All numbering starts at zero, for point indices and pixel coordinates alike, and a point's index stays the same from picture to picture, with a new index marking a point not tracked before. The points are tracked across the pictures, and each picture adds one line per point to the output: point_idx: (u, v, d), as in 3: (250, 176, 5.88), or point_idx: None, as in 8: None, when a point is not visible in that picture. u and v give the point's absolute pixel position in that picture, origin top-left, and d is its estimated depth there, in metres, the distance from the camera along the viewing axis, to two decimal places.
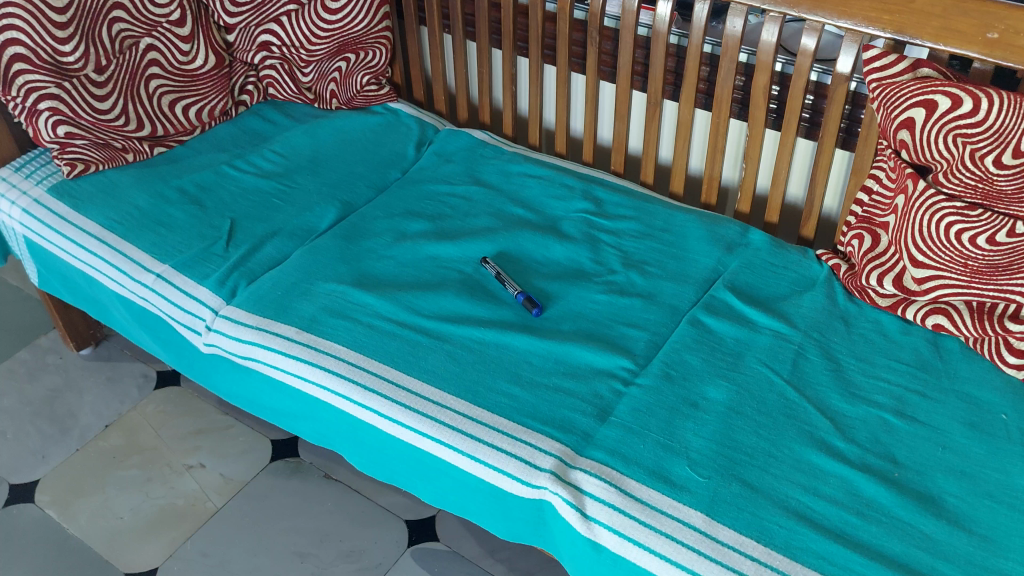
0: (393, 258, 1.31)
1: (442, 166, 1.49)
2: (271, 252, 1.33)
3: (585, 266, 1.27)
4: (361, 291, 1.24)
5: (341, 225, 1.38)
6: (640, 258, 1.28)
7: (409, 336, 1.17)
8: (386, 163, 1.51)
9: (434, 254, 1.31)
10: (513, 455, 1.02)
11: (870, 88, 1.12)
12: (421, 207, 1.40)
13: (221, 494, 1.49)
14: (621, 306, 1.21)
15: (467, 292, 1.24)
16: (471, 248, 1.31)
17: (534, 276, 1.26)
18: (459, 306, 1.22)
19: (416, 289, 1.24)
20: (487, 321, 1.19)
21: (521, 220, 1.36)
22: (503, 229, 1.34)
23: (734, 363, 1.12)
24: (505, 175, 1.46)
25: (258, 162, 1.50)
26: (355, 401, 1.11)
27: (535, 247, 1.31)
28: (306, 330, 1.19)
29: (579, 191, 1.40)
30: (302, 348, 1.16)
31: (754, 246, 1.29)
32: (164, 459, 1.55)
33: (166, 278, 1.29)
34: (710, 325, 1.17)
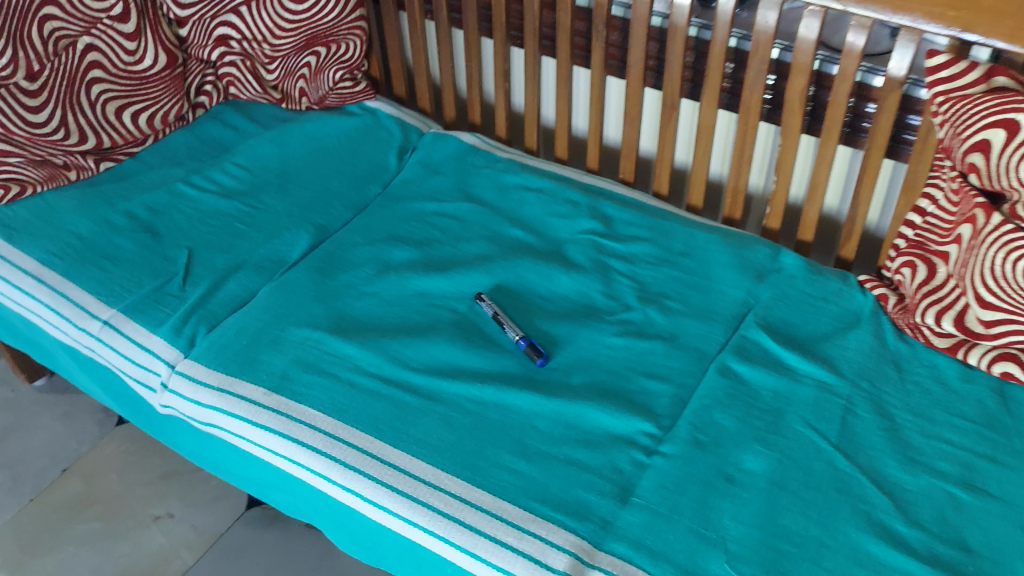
0: (376, 295, 1.14)
1: (429, 178, 1.31)
2: (235, 289, 1.17)
3: (597, 303, 1.11)
4: (339, 338, 1.08)
5: (315, 255, 1.21)
6: (658, 291, 1.12)
7: (395, 396, 1.02)
8: (365, 177, 1.33)
9: (422, 290, 1.14)
10: (519, 552, 0.86)
11: (935, 101, 0.95)
12: (405, 232, 1.23)
13: (191, 551, 1.37)
14: (638, 351, 1.05)
15: (462, 337, 1.07)
16: (465, 281, 1.14)
17: (538, 316, 1.10)
18: (452, 355, 1.05)
19: (403, 335, 1.08)
20: (485, 374, 1.03)
21: (520, 246, 1.19)
22: (499, 258, 1.17)
23: (774, 425, 0.96)
24: (500, 189, 1.28)
25: (218, 178, 1.33)
26: (333, 481, 0.95)
27: (537, 277, 1.14)
28: (274, 391, 1.03)
29: (586, 208, 1.23)
30: (270, 415, 1.01)
31: (788, 271, 1.12)
32: (127, 508, 1.43)
33: (115, 326, 1.13)
34: (742, 373, 1.02)
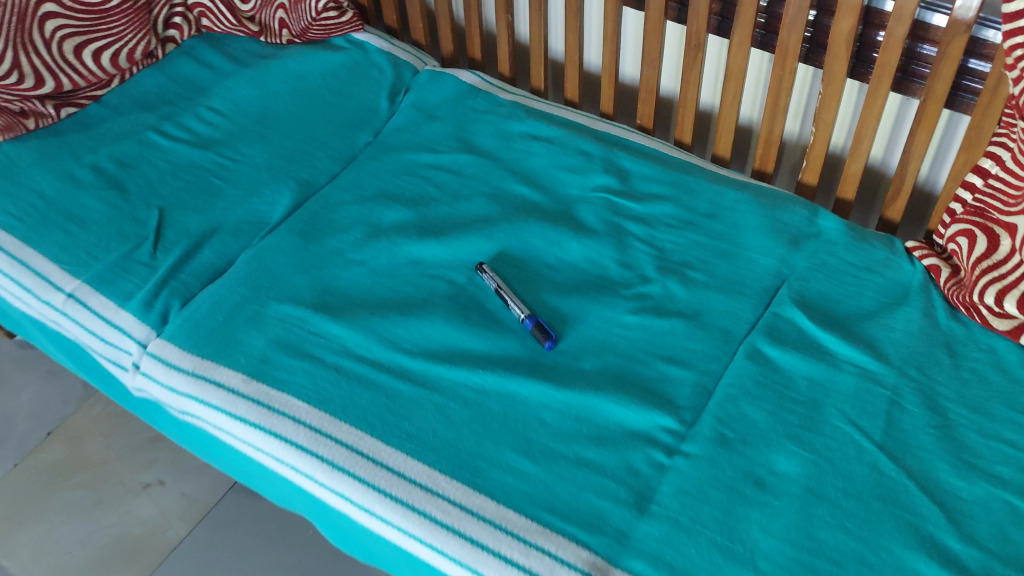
0: (365, 265, 1.03)
1: (424, 124, 1.18)
2: (209, 256, 1.05)
3: (611, 274, 1.00)
4: (324, 316, 0.97)
5: (297, 216, 1.09)
6: (680, 260, 1.00)
7: (386, 385, 0.92)
8: (351, 123, 1.20)
9: (415, 257, 1.03)
10: (525, 570, 0.77)
11: (1010, 53, 0.81)
12: (398, 190, 1.11)
13: (184, 521, 1.29)
14: (655, 331, 0.94)
15: (459, 314, 0.97)
16: (465, 248, 1.03)
17: (544, 290, 0.98)
18: (449, 336, 0.95)
19: (394, 312, 0.97)
20: (485, 358, 0.93)
21: (525, 205, 1.07)
22: (501, 220, 1.05)
23: (810, 419, 0.86)
24: (504, 137, 1.15)
25: (191, 125, 1.20)
26: (321, 483, 0.86)
27: (545, 244, 1.03)
28: (254, 377, 0.93)
29: (598, 161, 1.10)
30: (249, 407, 0.91)
31: (826, 237, 1.01)
32: (115, 477, 1.34)
33: (80, 300, 1.02)
34: (774, 358, 0.91)
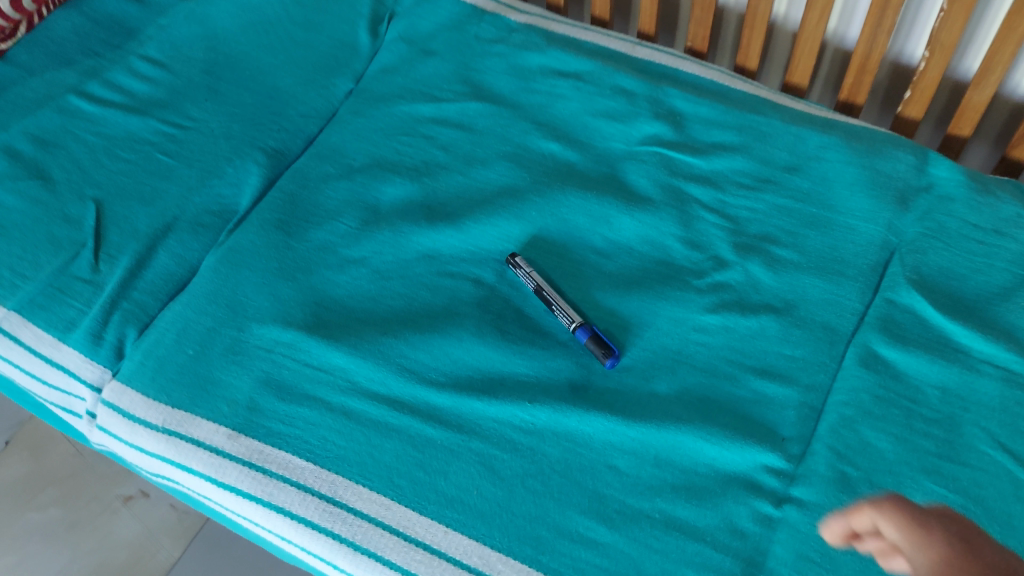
0: (367, 265, 0.82)
1: (420, 62, 0.95)
2: (165, 262, 0.84)
3: (677, 258, 0.80)
4: (321, 340, 0.78)
5: (270, 202, 0.86)
6: (760, 234, 0.80)
7: (411, 431, 0.74)
8: (326, 67, 0.96)
9: (428, 248, 0.82)
10: None
11: None
12: (395, 156, 0.88)
13: (175, 540, 1.13)
14: (741, 334, 0.75)
15: (494, 327, 0.78)
16: (490, 234, 0.82)
17: (596, 285, 0.79)
18: (483, 357, 0.76)
19: (411, 329, 0.78)
20: (532, 386, 0.75)
21: (560, 169, 0.86)
22: (531, 191, 0.84)
23: (948, 445, 0.69)
24: (521, 76, 0.93)
25: (123, 82, 0.95)
26: (343, 571, 0.70)
27: (591, 221, 0.82)
28: (241, 432, 0.75)
29: (644, 103, 0.89)
30: (240, 473, 0.73)
31: (941, 192, 0.81)
32: (90, 490, 1.17)
33: (8, 333, 0.81)
34: (893, 362, 0.73)
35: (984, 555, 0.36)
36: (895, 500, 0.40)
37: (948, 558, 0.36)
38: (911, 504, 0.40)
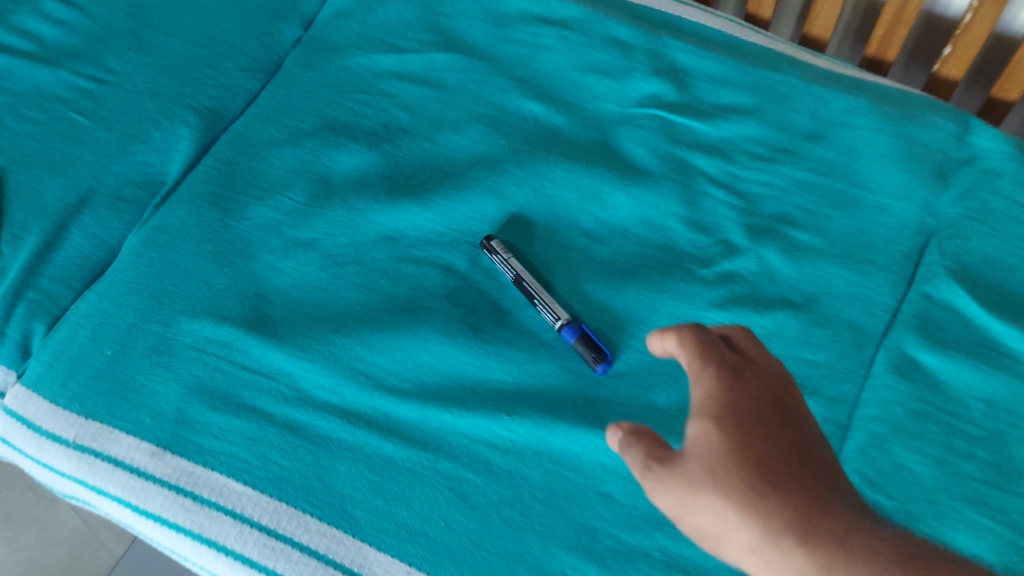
0: (316, 248, 0.70)
1: (381, 6, 0.83)
2: (79, 244, 0.71)
3: (679, 243, 0.68)
4: (262, 339, 0.66)
5: (202, 171, 0.73)
6: (776, 214, 0.69)
7: (368, 449, 0.63)
8: (269, 12, 0.84)
9: (388, 228, 0.70)
10: None
11: None
12: (351, 118, 0.76)
13: (118, 537, 1.02)
14: (755, 334, 0.64)
15: (465, 324, 0.66)
16: (462, 213, 0.70)
17: (585, 275, 0.67)
18: (454, 361, 0.65)
19: (368, 327, 0.66)
20: (510, 396, 0.64)
21: (543, 135, 0.74)
22: (510, 160, 0.72)
23: (997, 469, 0.58)
24: (497, 23, 0.81)
25: (33, 29, 0.83)
26: None
27: (579, 198, 0.70)
28: (166, 449, 0.63)
29: (642, 56, 0.76)
30: (165, 498, 0.62)
31: (986, 165, 0.70)
32: (25, 478, 1.06)
33: None
34: (931, 368, 0.63)
35: (761, 403, 0.40)
36: (694, 330, 0.44)
37: (734, 405, 0.40)
38: (707, 332, 0.44)
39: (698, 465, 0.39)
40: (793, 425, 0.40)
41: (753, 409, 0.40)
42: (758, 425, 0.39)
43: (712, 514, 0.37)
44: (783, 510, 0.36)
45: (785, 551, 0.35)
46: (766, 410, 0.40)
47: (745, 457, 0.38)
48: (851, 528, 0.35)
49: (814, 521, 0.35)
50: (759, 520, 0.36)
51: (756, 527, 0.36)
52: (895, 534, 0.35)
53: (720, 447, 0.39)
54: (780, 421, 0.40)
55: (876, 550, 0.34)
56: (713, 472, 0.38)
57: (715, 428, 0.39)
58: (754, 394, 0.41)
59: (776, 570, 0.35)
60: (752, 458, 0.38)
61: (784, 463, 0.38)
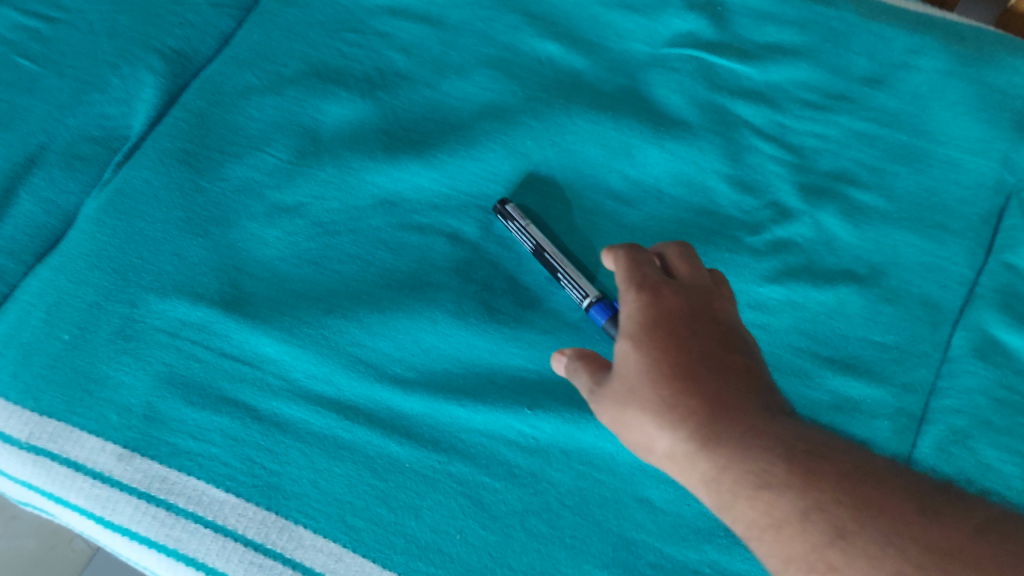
0: (303, 215, 0.60)
1: None
2: (29, 210, 0.61)
3: (723, 206, 0.59)
4: (244, 322, 0.57)
5: (171, 124, 0.63)
6: (834, 171, 0.60)
7: (369, 449, 0.55)
8: None
9: (386, 190, 0.61)
10: None
11: None
12: (341, 61, 0.65)
13: None
14: (812, 313, 0.56)
15: (479, 302, 0.58)
16: (471, 173, 0.61)
17: (617, 244, 0.58)
18: (467, 346, 0.57)
19: (367, 307, 0.58)
20: (532, 386, 0.56)
21: (562, 80, 0.64)
22: (525, 110, 0.63)
23: None
24: None
25: None
26: None
27: (607, 154, 0.61)
28: (135, 451, 0.55)
29: None
30: (135, 510, 0.54)
31: None
32: None
33: None
34: (1016, 351, 0.54)
35: (676, 321, 0.44)
36: (628, 249, 0.48)
37: (651, 324, 0.44)
38: (637, 252, 0.48)
39: (621, 386, 0.43)
40: (706, 331, 0.43)
41: (671, 319, 0.44)
42: (673, 333, 0.43)
43: (637, 429, 0.42)
44: (693, 421, 0.40)
45: (693, 455, 0.40)
46: (679, 315, 0.44)
47: (654, 361, 0.42)
48: (748, 426, 0.39)
49: (716, 426, 0.40)
50: (673, 431, 0.40)
51: (671, 437, 0.41)
52: (797, 436, 0.39)
53: (637, 360, 0.43)
54: (694, 331, 0.43)
55: (776, 454, 0.38)
56: (633, 392, 0.42)
57: (636, 338, 0.43)
58: (671, 310, 0.44)
59: (689, 472, 0.40)
60: (665, 376, 0.42)
61: (690, 368, 0.42)
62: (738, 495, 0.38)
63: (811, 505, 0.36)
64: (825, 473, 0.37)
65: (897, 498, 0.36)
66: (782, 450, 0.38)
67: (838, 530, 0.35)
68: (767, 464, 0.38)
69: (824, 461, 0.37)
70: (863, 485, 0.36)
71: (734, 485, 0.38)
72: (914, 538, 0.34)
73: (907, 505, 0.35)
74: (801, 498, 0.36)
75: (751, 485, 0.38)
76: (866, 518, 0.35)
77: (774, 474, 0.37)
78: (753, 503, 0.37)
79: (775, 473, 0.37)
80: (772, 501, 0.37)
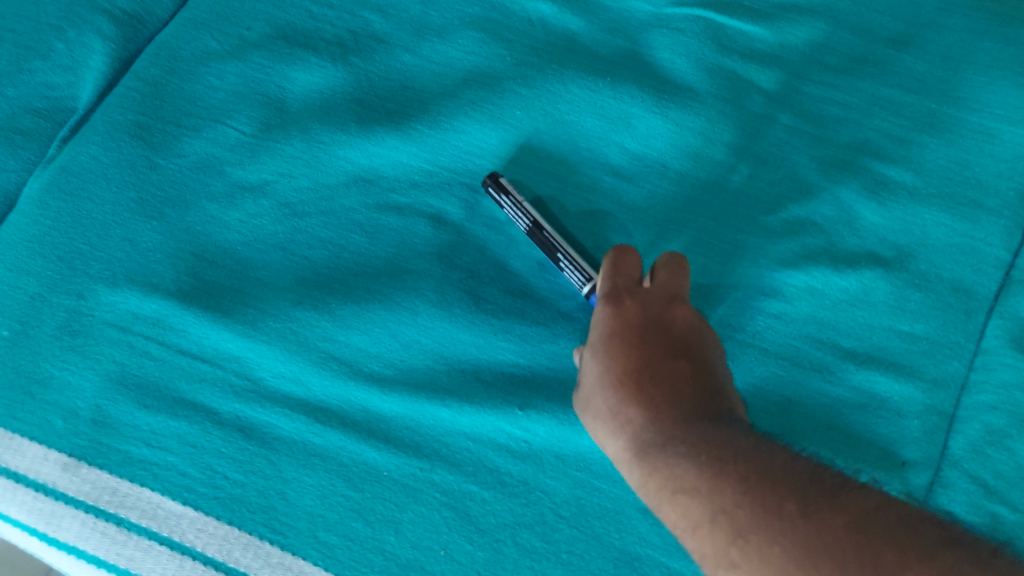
0: (268, 194, 0.54)
1: None
2: None
3: (734, 182, 0.53)
4: (203, 315, 0.51)
5: (119, 94, 0.56)
6: (856, 143, 0.54)
7: (343, 457, 0.50)
8: None
9: (360, 167, 0.55)
10: None
11: None
12: (309, 23, 0.58)
13: None
14: (834, 301, 0.51)
15: (464, 291, 0.52)
16: (455, 147, 0.55)
17: (615, 226, 0.53)
18: (451, 340, 0.51)
19: (340, 298, 0.52)
20: (524, 384, 0.51)
21: (556, 43, 0.58)
22: (514, 76, 0.56)
23: None
24: None
25: None
26: None
27: (605, 125, 0.55)
28: (84, 459, 0.49)
29: None
30: (82, 525, 0.48)
31: None
32: None
33: None
34: None
35: (626, 328, 0.43)
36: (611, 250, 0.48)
37: (603, 331, 0.43)
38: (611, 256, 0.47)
39: (583, 392, 0.44)
40: (658, 333, 0.42)
41: (623, 330, 0.43)
42: (618, 338, 0.43)
43: (598, 434, 0.43)
44: (629, 429, 0.40)
45: (631, 462, 0.40)
46: (633, 325, 0.43)
47: (604, 367, 0.42)
48: (674, 431, 0.38)
49: (648, 435, 0.39)
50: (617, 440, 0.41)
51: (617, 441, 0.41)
52: (717, 437, 0.37)
53: (595, 372, 0.43)
54: (647, 339, 0.42)
55: (693, 455, 0.37)
56: (589, 398, 0.43)
57: (592, 353, 0.44)
58: (627, 321, 0.43)
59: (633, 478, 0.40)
60: (607, 383, 0.42)
61: (633, 380, 0.41)
62: (660, 500, 0.37)
63: (716, 509, 0.35)
64: (731, 473, 0.35)
65: (799, 496, 0.34)
66: (696, 454, 0.37)
67: (736, 531, 0.34)
68: (680, 470, 0.37)
69: (734, 460, 0.36)
70: (766, 484, 0.35)
71: (655, 490, 0.38)
72: (808, 539, 0.32)
73: (806, 502, 0.33)
74: (708, 501, 0.35)
75: (668, 490, 0.37)
76: (760, 519, 0.33)
77: (684, 476, 0.36)
78: (671, 507, 0.37)
79: (685, 475, 0.36)
80: (683, 504, 0.36)
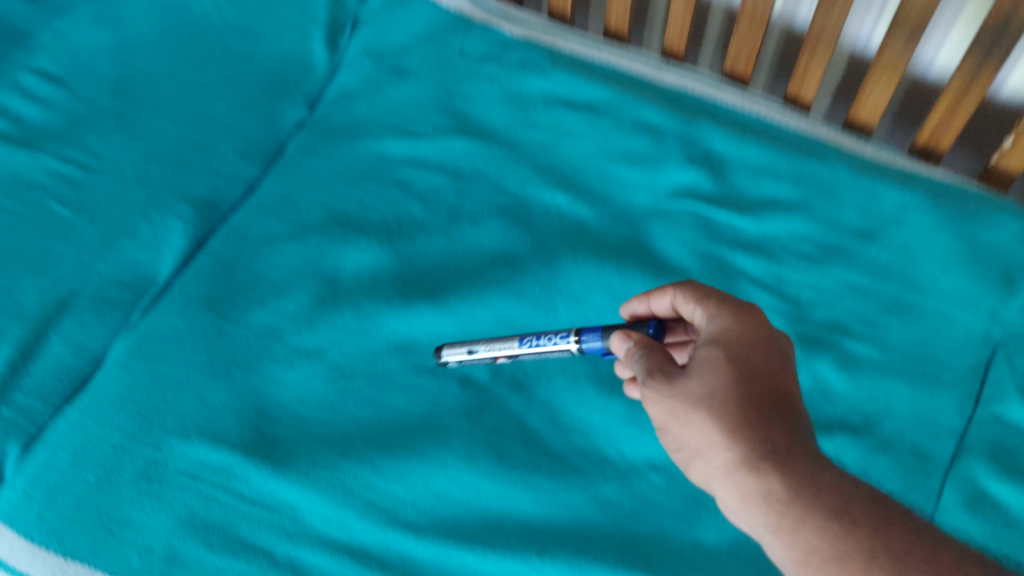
0: (322, 359, 0.63)
1: (390, 85, 0.75)
2: (60, 352, 0.63)
3: None
4: (264, 466, 0.59)
5: (196, 271, 0.66)
6: (829, 321, 0.63)
7: None
8: (270, 90, 0.75)
9: (401, 336, 0.64)
10: None
11: None
12: (360, 211, 0.68)
13: None
14: None
15: (488, 446, 0.60)
16: (482, 318, 0.64)
17: None
18: (476, 489, 0.59)
19: (381, 451, 0.60)
20: (540, 532, 0.57)
21: (570, 231, 0.67)
22: (534, 258, 0.66)
23: None
24: (518, 105, 0.73)
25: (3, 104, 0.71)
26: None
27: (610, 301, 0.64)
28: None
29: (675, 144, 0.70)
30: None
31: None
32: None
33: None
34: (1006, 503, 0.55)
35: (764, 349, 0.46)
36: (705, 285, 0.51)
37: (739, 341, 0.46)
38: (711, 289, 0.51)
39: (696, 384, 0.45)
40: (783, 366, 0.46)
41: (756, 348, 0.45)
42: (759, 354, 0.45)
43: (700, 430, 0.43)
44: (766, 439, 0.42)
45: (761, 466, 0.41)
46: (765, 345, 0.46)
47: (742, 374, 0.44)
48: (818, 462, 0.41)
49: (788, 452, 0.41)
50: (746, 444, 0.42)
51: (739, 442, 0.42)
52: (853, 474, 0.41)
53: (729, 371, 0.44)
54: (776, 366, 0.46)
55: (840, 481, 0.40)
56: (709, 390, 0.44)
57: (716, 360, 0.45)
58: (762, 340, 0.46)
59: (750, 485, 0.41)
60: (743, 388, 0.44)
61: (773, 398, 0.44)
62: (804, 511, 0.39)
63: (871, 530, 0.38)
64: (883, 507, 0.39)
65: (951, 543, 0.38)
66: (843, 481, 0.40)
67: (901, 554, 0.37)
68: (832, 492, 0.39)
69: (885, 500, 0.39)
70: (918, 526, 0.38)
71: (801, 498, 0.39)
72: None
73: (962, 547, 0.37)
74: (867, 521, 0.38)
75: (815, 504, 0.39)
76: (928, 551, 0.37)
77: (842, 500, 0.39)
78: (816, 518, 0.39)
79: (841, 497, 0.39)
80: (837, 520, 0.38)
